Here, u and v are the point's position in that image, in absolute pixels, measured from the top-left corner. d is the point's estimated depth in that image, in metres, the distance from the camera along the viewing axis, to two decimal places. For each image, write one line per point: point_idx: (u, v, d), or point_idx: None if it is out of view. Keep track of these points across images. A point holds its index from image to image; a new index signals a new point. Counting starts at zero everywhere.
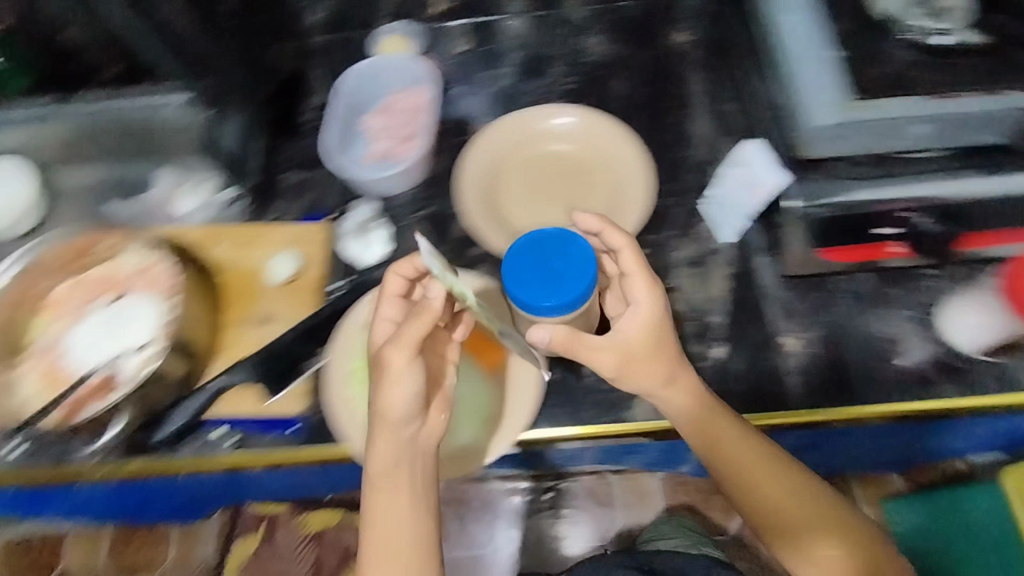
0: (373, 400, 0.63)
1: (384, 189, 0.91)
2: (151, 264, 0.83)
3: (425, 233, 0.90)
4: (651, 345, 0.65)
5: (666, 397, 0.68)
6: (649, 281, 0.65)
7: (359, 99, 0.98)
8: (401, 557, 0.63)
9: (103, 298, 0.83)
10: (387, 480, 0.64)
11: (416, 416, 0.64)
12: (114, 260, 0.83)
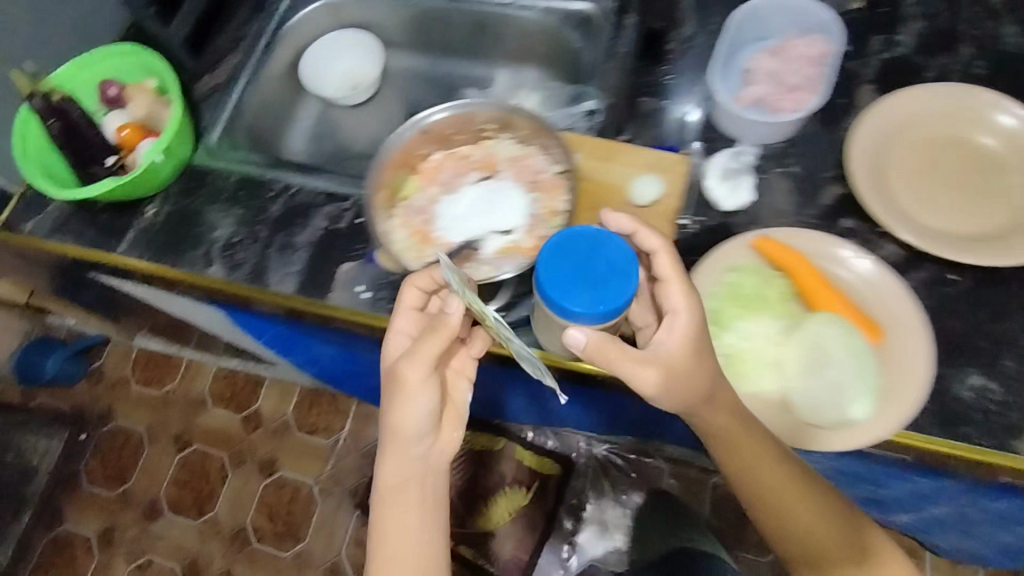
0: (388, 416, 0.70)
1: (757, 138, 0.87)
2: (528, 157, 0.85)
3: (794, 191, 0.85)
4: (676, 368, 0.60)
5: (712, 421, 0.66)
6: (685, 286, 0.63)
7: (746, 42, 0.93)
8: (414, 547, 0.71)
9: (474, 177, 0.85)
10: (397, 493, 0.71)
11: (430, 421, 0.70)
12: (497, 145, 0.86)
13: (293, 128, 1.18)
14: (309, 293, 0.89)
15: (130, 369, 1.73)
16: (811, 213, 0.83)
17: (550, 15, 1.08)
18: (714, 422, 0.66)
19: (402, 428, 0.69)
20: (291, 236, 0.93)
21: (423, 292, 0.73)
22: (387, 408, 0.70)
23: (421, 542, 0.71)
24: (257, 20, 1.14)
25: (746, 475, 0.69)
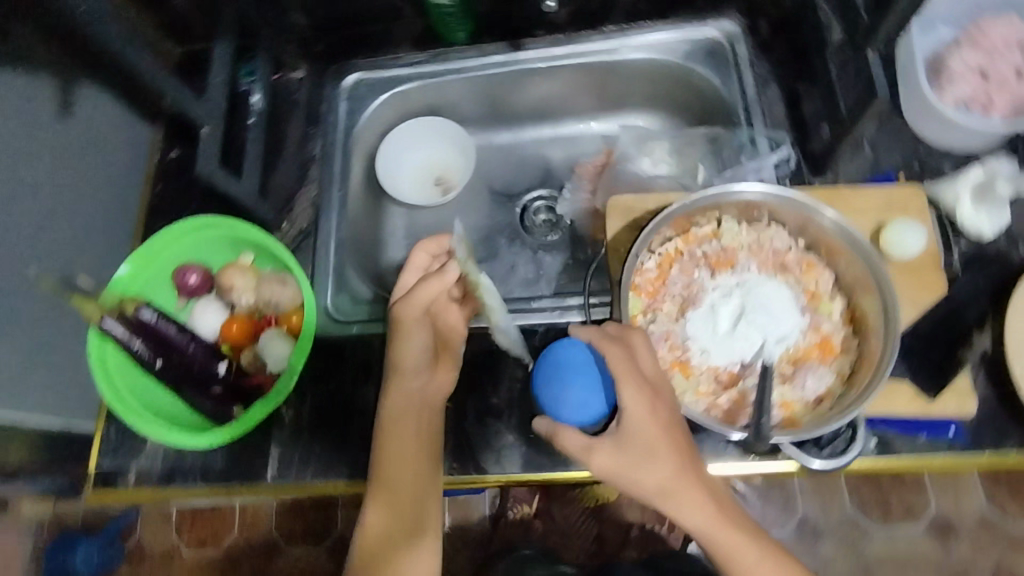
0: (388, 352, 0.71)
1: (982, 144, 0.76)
2: (763, 236, 0.70)
3: None
4: (642, 440, 0.58)
5: (655, 481, 0.58)
6: (648, 389, 0.60)
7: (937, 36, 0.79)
8: (400, 524, 0.65)
9: (708, 274, 0.71)
10: (392, 426, 0.68)
11: (423, 321, 0.70)
12: (729, 229, 0.71)
13: (386, 250, 0.98)
14: (537, 463, 0.74)
15: (177, 531, 1.09)
16: None
17: (670, 52, 0.91)
18: (681, 510, 0.59)
19: (401, 363, 0.70)
20: (495, 398, 0.78)
21: (432, 257, 0.76)
22: (388, 345, 0.71)
23: (412, 513, 0.66)
24: (318, 133, 0.94)
25: (739, 559, 0.59)
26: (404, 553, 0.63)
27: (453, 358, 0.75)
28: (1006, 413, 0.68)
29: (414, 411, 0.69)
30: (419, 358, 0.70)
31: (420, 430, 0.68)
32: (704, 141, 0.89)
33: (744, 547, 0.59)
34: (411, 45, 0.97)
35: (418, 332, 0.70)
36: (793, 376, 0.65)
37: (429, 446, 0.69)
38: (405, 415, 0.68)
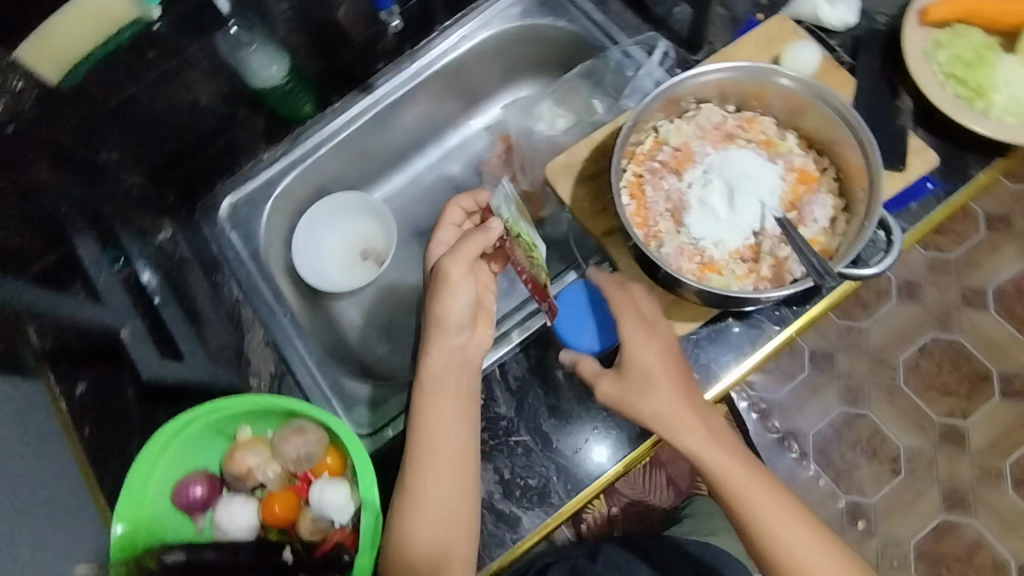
0: (430, 311, 0.70)
1: None
2: (700, 119, 0.72)
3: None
4: (642, 373, 0.65)
5: (664, 406, 0.65)
6: (643, 326, 0.66)
7: None
8: (443, 489, 0.64)
9: (677, 178, 0.71)
10: (434, 386, 0.68)
11: (465, 280, 0.69)
12: (670, 130, 0.72)
13: (356, 345, 0.93)
14: (639, 436, 0.72)
15: None
16: None
17: (506, 20, 0.93)
18: (682, 438, 0.65)
19: (442, 319, 0.69)
20: (561, 405, 0.74)
21: (466, 213, 0.82)
22: (431, 302, 0.70)
23: (452, 483, 0.65)
24: (225, 276, 0.85)
25: (728, 480, 0.65)
26: (448, 512, 0.64)
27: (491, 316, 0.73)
28: (957, 149, 0.75)
29: (451, 371, 0.69)
30: (457, 312, 0.69)
31: (464, 387, 0.69)
32: (585, 78, 0.90)
33: (739, 474, 0.65)
34: (264, 144, 0.92)
35: (461, 271, 0.69)
36: (802, 215, 0.68)
37: (472, 407, 0.69)
38: (442, 375, 0.68)
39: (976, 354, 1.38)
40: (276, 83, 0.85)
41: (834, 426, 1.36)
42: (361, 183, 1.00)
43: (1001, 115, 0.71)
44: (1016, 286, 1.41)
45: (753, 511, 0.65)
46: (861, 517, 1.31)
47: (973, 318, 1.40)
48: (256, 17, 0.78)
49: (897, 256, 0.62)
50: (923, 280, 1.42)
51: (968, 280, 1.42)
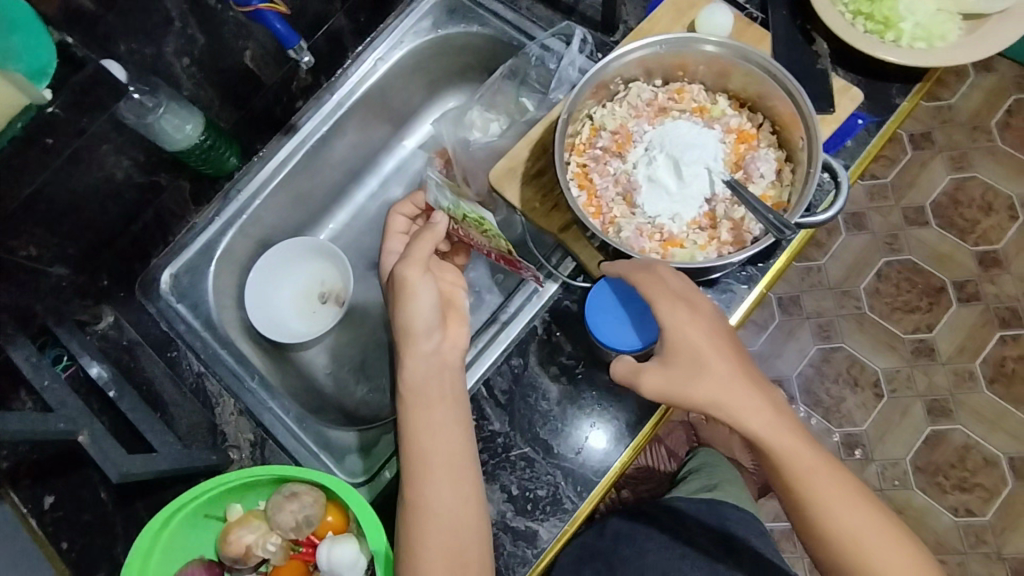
0: (396, 321, 0.69)
1: None
2: (631, 99, 0.72)
3: None
4: (687, 355, 0.61)
5: (716, 386, 0.60)
6: (684, 303, 0.62)
7: None
8: (449, 498, 0.62)
9: (621, 161, 0.71)
10: (416, 397, 0.66)
11: (425, 283, 0.67)
12: (604, 116, 0.72)
13: (333, 392, 0.89)
14: (637, 422, 0.71)
15: None
16: None
17: (417, 34, 0.91)
18: (747, 423, 0.60)
19: (410, 327, 0.67)
20: (553, 408, 0.72)
21: (410, 219, 0.83)
22: (395, 311, 0.69)
23: (454, 491, 0.63)
24: (180, 349, 0.80)
25: (796, 471, 0.60)
26: (458, 519, 0.62)
27: (461, 314, 0.72)
28: (879, 80, 0.77)
29: (431, 380, 0.67)
30: (428, 316, 0.67)
31: (448, 393, 0.67)
32: (509, 78, 0.89)
33: (808, 463, 0.60)
34: (194, 207, 0.87)
35: (417, 272, 0.67)
36: (748, 173, 0.68)
37: (460, 411, 0.67)
38: (422, 386, 0.66)
39: (928, 268, 1.44)
40: (194, 140, 0.78)
41: (813, 365, 1.39)
42: (304, 226, 0.97)
43: (912, 42, 0.74)
44: (951, 197, 1.47)
45: (822, 506, 0.60)
46: (856, 446, 1.35)
47: (919, 236, 1.45)
48: (157, 77, 0.75)
49: (847, 194, 0.62)
50: (866, 210, 1.47)
51: (907, 200, 1.47)
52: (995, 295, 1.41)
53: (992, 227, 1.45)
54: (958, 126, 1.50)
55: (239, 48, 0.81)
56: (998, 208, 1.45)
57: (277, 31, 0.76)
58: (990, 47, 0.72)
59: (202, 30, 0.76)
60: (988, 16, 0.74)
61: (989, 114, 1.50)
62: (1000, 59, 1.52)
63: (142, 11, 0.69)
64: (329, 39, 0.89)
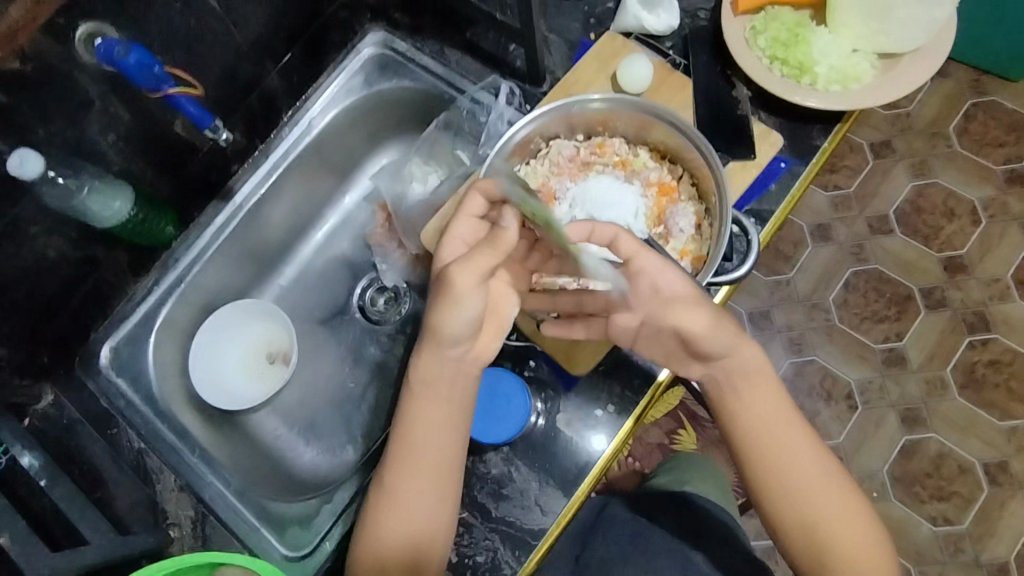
0: (429, 318, 0.63)
1: None
2: (553, 156, 0.73)
3: None
4: (692, 291, 0.61)
5: (708, 332, 0.60)
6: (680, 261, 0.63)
7: None
8: (422, 493, 0.63)
9: None
10: (426, 388, 0.64)
11: (477, 294, 0.61)
12: (528, 175, 0.72)
13: (284, 454, 0.90)
14: (572, 480, 0.71)
15: None
16: None
17: (352, 92, 0.91)
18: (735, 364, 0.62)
19: (439, 328, 0.62)
20: (490, 473, 0.72)
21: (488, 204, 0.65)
22: (432, 308, 0.62)
23: (428, 490, 0.63)
24: (122, 427, 0.81)
25: (786, 465, 0.62)
26: (423, 513, 0.62)
27: (499, 325, 0.66)
28: (802, 123, 0.78)
29: (442, 382, 0.65)
30: (467, 321, 0.62)
31: (457, 398, 0.65)
32: (443, 130, 0.88)
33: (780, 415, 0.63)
34: (133, 277, 0.87)
35: (473, 279, 0.59)
36: (667, 229, 0.69)
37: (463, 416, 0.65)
38: (435, 387, 0.64)
39: (895, 276, 1.42)
40: (124, 216, 0.79)
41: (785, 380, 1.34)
42: (250, 286, 0.96)
43: (828, 85, 0.75)
44: (913, 205, 1.44)
45: (799, 489, 0.61)
46: None
47: (884, 244, 1.43)
48: (82, 157, 0.75)
49: (751, 263, 0.66)
50: (833, 221, 1.44)
51: (871, 209, 1.45)
52: (961, 300, 1.39)
53: (963, 234, 1.42)
54: (918, 133, 1.47)
55: (167, 120, 0.81)
56: (963, 210, 1.43)
57: (189, 113, 0.75)
58: (903, 89, 0.74)
59: (127, 107, 0.76)
60: (901, 56, 0.75)
61: (946, 119, 1.47)
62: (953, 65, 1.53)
63: (57, 98, 0.69)
64: (262, 99, 0.90)
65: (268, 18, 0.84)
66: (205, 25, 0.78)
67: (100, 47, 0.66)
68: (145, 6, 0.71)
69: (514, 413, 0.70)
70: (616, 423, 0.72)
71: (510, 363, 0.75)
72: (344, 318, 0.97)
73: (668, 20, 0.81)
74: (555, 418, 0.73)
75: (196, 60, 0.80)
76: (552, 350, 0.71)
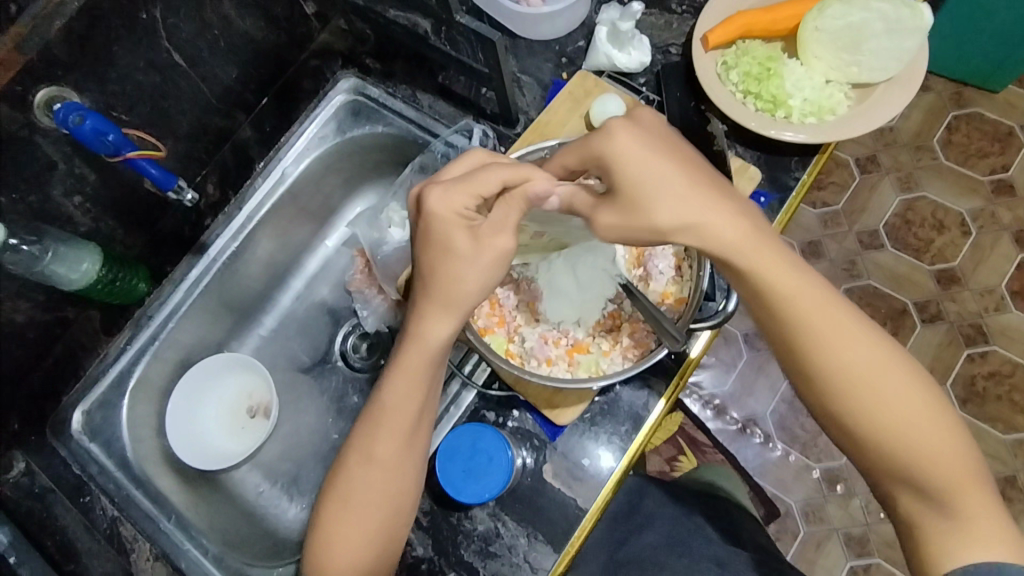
0: (438, 283, 0.58)
1: (570, 22, 0.83)
2: None
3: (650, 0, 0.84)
4: (642, 183, 0.55)
5: (671, 220, 0.55)
6: (662, 146, 0.56)
7: None
8: (404, 462, 0.61)
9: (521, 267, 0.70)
10: (417, 354, 0.60)
11: (503, 263, 0.58)
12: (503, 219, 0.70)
13: (267, 513, 0.87)
14: (562, 535, 0.69)
15: None
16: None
17: (325, 138, 0.89)
18: (727, 239, 0.55)
19: (456, 297, 0.58)
20: (476, 531, 0.70)
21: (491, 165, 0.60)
22: (440, 270, 0.57)
23: (407, 456, 0.62)
24: (96, 495, 0.79)
25: (834, 346, 0.56)
26: (398, 483, 0.61)
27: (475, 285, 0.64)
28: (778, 155, 0.77)
29: (431, 354, 0.60)
30: (480, 288, 0.58)
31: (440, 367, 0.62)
32: (419, 173, 0.85)
33: (793, 282, 0.56)
34: (106, 337, 0.85)
35: (502, 252, 0.57)
36: (647, 271, 0.68)
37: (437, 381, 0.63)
38: (427, 356, 0.60)
39: (888, 291, 1.39)
40: (93, 277, 0.76)
41: (786, 401, 1.27)
42: (228, 339, 0.94)
43: (803, 117, 0.74)
44: (902, 218, 1.42)
45: (832, 363, 0.56)
46: (837, 480, 1.24)
47: (876, 259, 1.40)
48: (47, 222, 0.74)
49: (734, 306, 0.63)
50: (822, 237, 1.42)
51: (860, 224, 1.42)
52: (957, 313, 1.37)
53: (953, 244, 1.40)
54: (902, 147, 1.45)
55: (136, 178, 0.80)
56: (953, 219, 1.41)
57: (151, 175, 0.74)
58: (879, 118, 0.73)
59: (93, 168, 0.75)
60: (875, 85, 0.74)
61: (929, 132, 1.45)
62: (934, 76, 1.52)
63: (19, 164, 0.68)
64: (234, 150, 0.90)
65: (235, 70, 0.84)
66: (169, 83, 0.77)
67: (57, 113, 0.65)
68: (106, 68, 0.70)
69: (492, 473, 0.66)
70: (605, 472, 0.70)
71: (493, 413, 0.73)
72: (326, 366, 0.94)
73: (637, 57, 0.80)
74: (543, 472, 0.70)
75: (162, 116, 0.79)
76: (534, 400, 0.69)
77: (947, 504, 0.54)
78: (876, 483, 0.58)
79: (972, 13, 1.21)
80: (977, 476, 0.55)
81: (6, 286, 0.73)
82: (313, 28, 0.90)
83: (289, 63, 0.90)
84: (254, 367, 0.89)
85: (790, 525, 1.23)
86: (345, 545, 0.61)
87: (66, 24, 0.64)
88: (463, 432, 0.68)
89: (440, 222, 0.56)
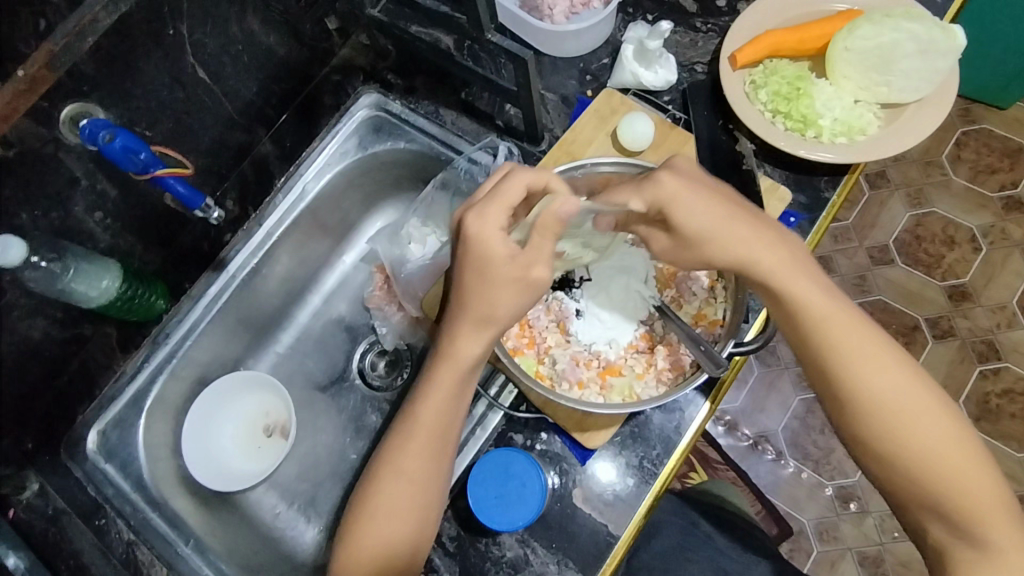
0: (475, 300, 0.57)
1: (595, 40, 0.83)
2: None
3: (674, 16, 0.84)
4: (689, 217, 0.56)
5: (727, 250, 0.56)
6: (703, 186, 0.57)
7: None
8: (431, 476, 0.60)
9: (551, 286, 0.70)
10: (448, 370, 0.59)
11: (538, 284, 0.57)
12: None
13: (283, 535, 0.85)
14: (592, 561, 0.67)
15: None
16: (708, 12, 0.83)
17: (347, 153, 0.88)
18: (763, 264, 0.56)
19: (491, 316, 0.57)
20: (503, 557, 0.68)
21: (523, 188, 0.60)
22: (478, 293, 0.56)
23: (435, 469, 0.61)
24: (110, 517, 0.77)
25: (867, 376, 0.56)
26: (423, 500, 0.60)
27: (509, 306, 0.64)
28: (806, 175, 0.77)
29: (462, 371, 0.59)
30: (515, 308, 0.57)
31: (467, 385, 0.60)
32: (440, 190, 0.85)
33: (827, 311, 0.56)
34: (122, 354, 0.83)
35: (536, 275, 0.56)
36: (680, 291, 0.67)
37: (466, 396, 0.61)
38: (459, 374, 0.59)
39: (899, 306, 1.38)
40: (113, 295, 0.75)
41: (798, 417, 1.26)
42: (245, 356, 0.92)
43: (834, 137, 0.74)
44: (913, 234, 1.41)
45: (865, 390, 0.55)
46: (850, 498, 1.22)
47: (887, 274, 1.40)
48: (67, 238, 0.73)
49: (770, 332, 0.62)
50: (832, 253, 1.41)
51: (870, 239, 1.42)
52: (968, 329, 1.36)
53: (964, 259, 1.39)
54: (911, 163, 1.45)
55: (157, 194, 0.79)
56: (964, 235, 1.41)
57: (177, 192, 0.74)
58: (910, 138, 0.73)
59: (115, 184, 0.74)
60: (905, 105, 0.74)
61: (938, 149, 1.45)
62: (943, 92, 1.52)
63: (42, 181, 0.67)
64: (254, 166, 0.89)
65: (256, 85, 0.84)
66: (192, 98, 0.77)
67: (84, 130, 0.64)
68: (132, 83, 0.69)
69: (522, 499, 0.65)
70: (636, 497, 0.68)
71: (520, 436, 0.71)
72: (343, 385, 0.93)
73: (663, 75, 0.79)
74: (571, 496, 0.69)
75: (185, 131, 0.78)
76: (565, 423, 0.67)
77: (977, 537, 0.54)
78: (905, 513, 0.58)
79: (987, 35, 1.21)
80: (1009, 510, 0.54)
81: (24, 303, 0.71)
82: (333, 43, 0.90)
83: (309, 77, 0.90)
84: (271, 383, 0.88)
85: (804, 543, 1.21)
86: (364, 554, 0.60)
87: (96, 40, 0.63)
88: (495, 456, 0.66)
89: (479, 242, 0.55)
